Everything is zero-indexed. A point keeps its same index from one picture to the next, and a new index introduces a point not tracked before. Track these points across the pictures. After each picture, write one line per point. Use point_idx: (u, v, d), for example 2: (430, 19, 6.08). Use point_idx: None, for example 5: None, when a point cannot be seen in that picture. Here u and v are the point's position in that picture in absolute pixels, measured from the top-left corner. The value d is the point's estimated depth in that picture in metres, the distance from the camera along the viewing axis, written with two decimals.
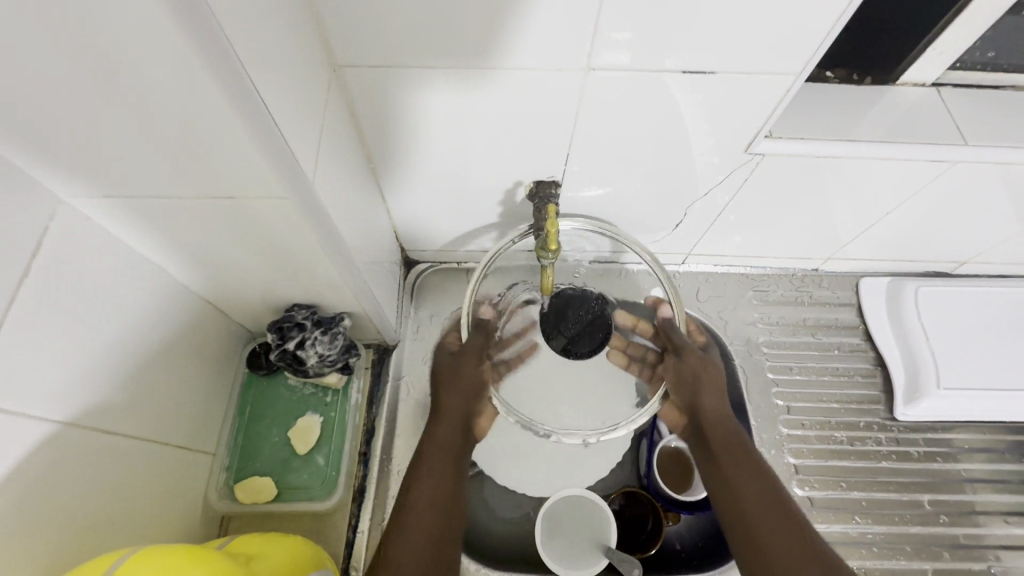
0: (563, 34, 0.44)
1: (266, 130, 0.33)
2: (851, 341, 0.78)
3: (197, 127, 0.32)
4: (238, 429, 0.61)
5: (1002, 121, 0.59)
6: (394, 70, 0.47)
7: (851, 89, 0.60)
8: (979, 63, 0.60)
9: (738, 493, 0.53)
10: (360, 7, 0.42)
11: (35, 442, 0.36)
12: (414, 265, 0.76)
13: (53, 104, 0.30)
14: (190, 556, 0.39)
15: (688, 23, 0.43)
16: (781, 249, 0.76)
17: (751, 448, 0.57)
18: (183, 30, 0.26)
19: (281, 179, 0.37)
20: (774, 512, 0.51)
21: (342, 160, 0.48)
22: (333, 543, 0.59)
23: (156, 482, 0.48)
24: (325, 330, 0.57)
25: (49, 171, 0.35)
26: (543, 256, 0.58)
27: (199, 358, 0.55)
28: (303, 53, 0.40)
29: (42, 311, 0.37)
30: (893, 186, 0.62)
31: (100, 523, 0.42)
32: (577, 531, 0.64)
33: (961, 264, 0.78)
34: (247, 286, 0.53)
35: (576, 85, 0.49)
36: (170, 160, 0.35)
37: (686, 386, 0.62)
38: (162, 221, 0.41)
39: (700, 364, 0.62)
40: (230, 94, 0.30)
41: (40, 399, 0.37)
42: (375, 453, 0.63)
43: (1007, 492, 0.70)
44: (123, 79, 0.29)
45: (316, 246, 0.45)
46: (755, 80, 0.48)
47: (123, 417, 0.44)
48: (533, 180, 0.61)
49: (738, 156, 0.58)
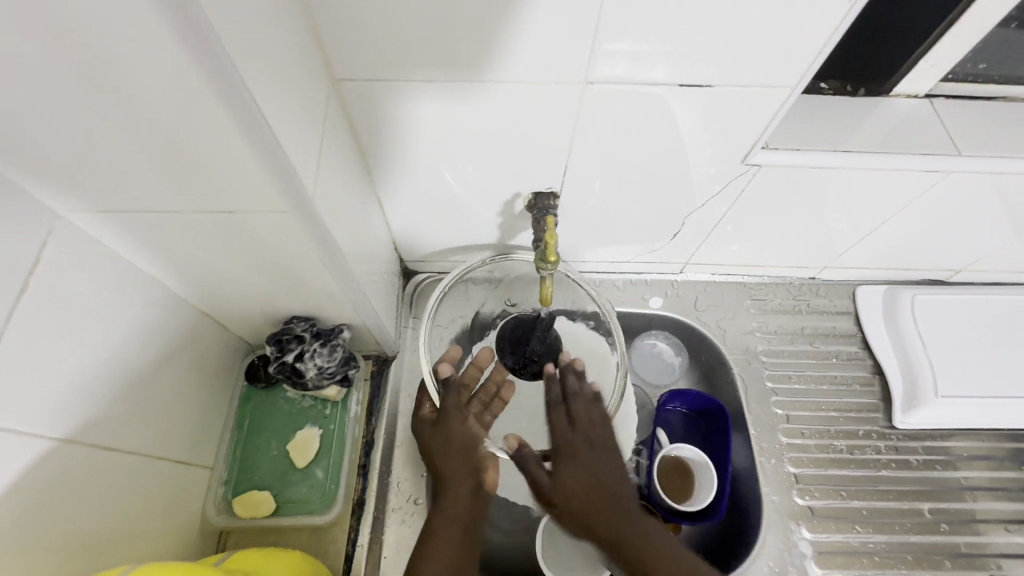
0: (562, 48, 0.44)
1: (266, 145, 0.33)
2: (849, 350, 0.78)
3: (197, 142, 0.32)
4: (236, 442, 0.60)
5: (994, 132, 0.60)
6: (393, 83, 0.47)
7: (845, 101, 0.61)
8: (970, 75, 0.61)
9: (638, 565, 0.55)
10: (359, 22, 0.42)
11: (33, 458, 0.36)
12: (413, 276, 0.76)
13: (55, 120, 0.30)
14: (189, 571, 0.39)
15: (685, 38, 0.44)
16: (778, 258, 0.76)
17: (677, 549, 0.56)
18: (184, 48, 0.27)
19: (281, 194, 0.37)
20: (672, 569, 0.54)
21: (341, 172, 0.49)
22: (332, 557, 0.58)
23: (153, 498, 0.48)
24: (325, 342, 0.57)
25: (49, 187, 0.35)
26: (542, 267, 0.58)
27: (197, 372, 0.55)
28: (304, 68, 0.40)
29: (40, 327, 0.37)
30: (888, 196, 0.63)
31: (97, 540, 0.41)
32: (578, 543, 0.63)
33: (956, 273, 0.78)
34: (246, 298, 0.52)
35: (574, 98, 0.49)
36: (170, 174, 0.35)
37: (587, 470, 0.59)
38: (161, 234, 0.41)
39: (588, 459, 0.59)
40: (231, 110, 0.30)
41: (38, 414, 0.36)
42: (374, 465, 0.62)
43: (1006, 500, 0.70)
44: (124, 95, 0.29)
45: (316, 258, 0.45)
46: (750, 92, 0.49)
47: (120, 431, 0.44)
48: (531, 191, 0.61)
49: (735, 166, 0.58)
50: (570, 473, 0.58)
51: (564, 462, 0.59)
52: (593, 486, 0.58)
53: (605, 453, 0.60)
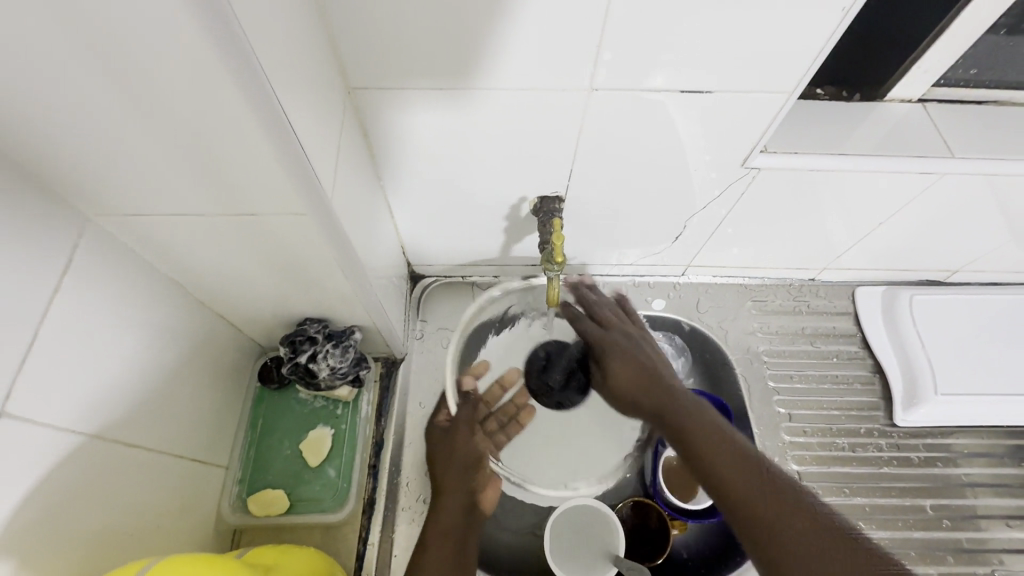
0: (567, 56, 0.46)
1: (290, 150, 0.35)
2: (850, 349, 0.79)
3: (225, 146, 0.34)
4: (250, 442, 0.61)
5: (986, 135, 0.62)
6: (404, 91, 0.49)
7: (840, 106, 0.63)
8: (961, 81, 0.63)
9: (705, 453, 0.55)
10: (374, 33, 0.44)
11: (64, 453, 0.37)
12: (420, 280, 0.77)
13: (93, 127, 0.32)
14: (211, 562, 0.40)
15: (684, 48, 0.46)
16: (778, 260, 0.78)
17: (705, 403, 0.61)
18: (219, 57, 0.28)
19: (302, 196, 0.38)
20: (738, 455, 0.54)
21: (355, 177, 0.50)
22: (344, 555, 0.59)
23: (172, 494, 0.49)
24: (337, 343, 0.58)
25: (81, 191, 0.37)
26: (549, 269, 0.59)
27: (212, 372, 0.56)
28: (322, 77, 0.42)
29: (71, 324, 0.38)
30: (885, 198, 0.64)
31: (123, 534, 0.42)
32: (586, 540, 0.64)
33: (953, 274, 0.80)
34: (261, 301, 0.54)
35: (579, 104, 0.51)
36: (197, 178, 0.37)
37: (631, 356, 0.66)
38: (183, 238, 0.43)
39: (632, 352, 0.66)
40: (259, 117, 0.32)
41: (69, 409, 0.38)
42: (384, 466, 0.64)
43: (1007, 496, 0.71)
44: (159, 102, 0.31)
45: (332, 260, 0.47)
46: (749, 97, 0.51)
47: (143, 428, 0.45)
48: (536, 196, 0.63)
49: (735, 169, 0.60)
50: (619, 363, 0.66)
51: (611, 348, 0.67)
52: (643, 374, 0.64)
53: (631, 343, 0.67)
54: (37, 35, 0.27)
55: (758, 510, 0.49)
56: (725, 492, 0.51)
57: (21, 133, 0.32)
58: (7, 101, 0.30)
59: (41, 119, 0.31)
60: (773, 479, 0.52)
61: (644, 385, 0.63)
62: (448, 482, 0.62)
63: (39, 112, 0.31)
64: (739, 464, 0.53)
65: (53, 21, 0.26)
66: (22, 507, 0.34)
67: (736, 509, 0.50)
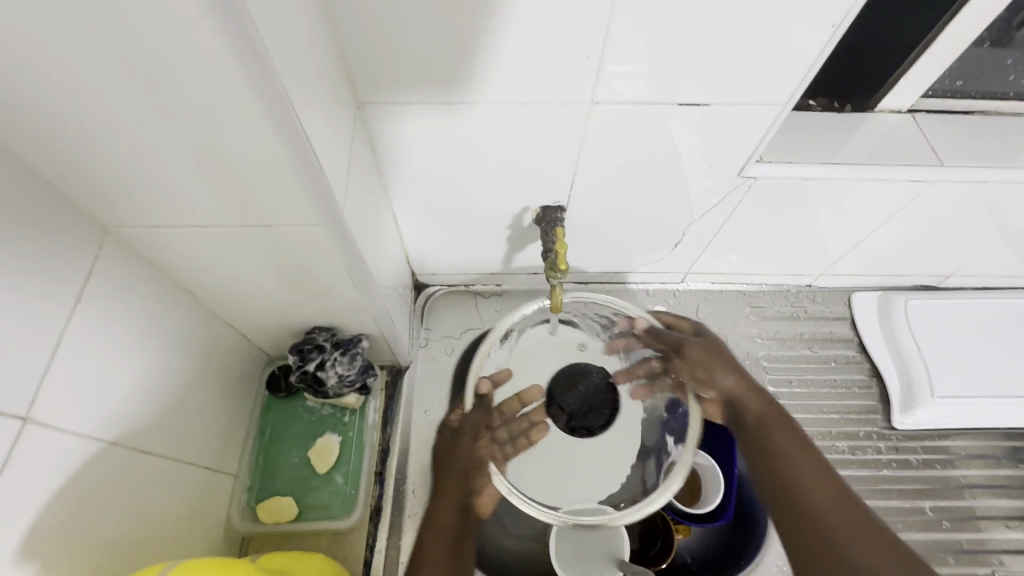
0: (570, 71, 0.48)
1: (307, 163, 0.37)
2: (847, 353, 0.81)
3: (245, 160, 0.35)
4: (258, 450, 0.62)
5: (974, 144, 0.64)
6: (412, 105, 0.51)
7: (833, 117, 0.65)
8: (949, 92, 0.66)
9: (795, 475, 0.58)
10: (385, 50, 0.45)
11: (84, 458, 0.38)
12: (424, 289, 0.79)
13: (118, 142, 0.33)
14: (224, 566, 0.40)
15: (681, 63, 0.48)
16: (775, 266, 0.79)
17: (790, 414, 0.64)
18: (243, 75, 0.30)
19: (316, 207, 0.40)
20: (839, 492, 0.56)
21: (364, 188, 0.52)
22: (351, 562, 0.60)
23: (185, 502, 0.50)
24: (344, 351, 0.59)
25: (102, 204, 0.38)
26: (552, 277, 0.61)
27: (222, 381, 0.57)
28: (335, 93, 0.43)
29: (90, 333, 0.39)
30: (878, 205, 0.66)
31: (137, 540, 0.43)
32: (591, 544, 0.65)
33: (947, 279, 0.82)
34: (271, 310, 0.55)
35: (582, 116, 0.53)
36: (215, 190, 0.38)
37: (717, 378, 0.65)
38: (199, 249, 0.44)
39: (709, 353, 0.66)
40: (279, 131, 0.34)
41: (89, 415, 0.39)
42: (391, 473, 0.64)
43: (1004, 496, 0.72)
44: (183, 118, 0.32)
45: (342, 269, 0.48)
46: (745, 109, 0.53)
47: (157, 435, 0.46)
48: (539, 205, 0.64)
49: (732, 178, 0.62)
50: (701, 356, 0.66)
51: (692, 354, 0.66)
52: (762, 403, 0.64)
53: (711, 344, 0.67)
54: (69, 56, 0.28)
55: (820, 514, 0.54)
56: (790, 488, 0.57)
57: (48, 147, 0.34)
58: (38, 118, 0.31)
59: (68, 134, 0.33)
60: (845, 488, 0.56)
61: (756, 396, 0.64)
62: (444, 482, 0.62)
63: (67, 127, 0.32)
64: (819, 478, 0.57)
65: (86, 41, 0.27)
66: (46, 511, 0.34)
67: (801, 523, 0.54)
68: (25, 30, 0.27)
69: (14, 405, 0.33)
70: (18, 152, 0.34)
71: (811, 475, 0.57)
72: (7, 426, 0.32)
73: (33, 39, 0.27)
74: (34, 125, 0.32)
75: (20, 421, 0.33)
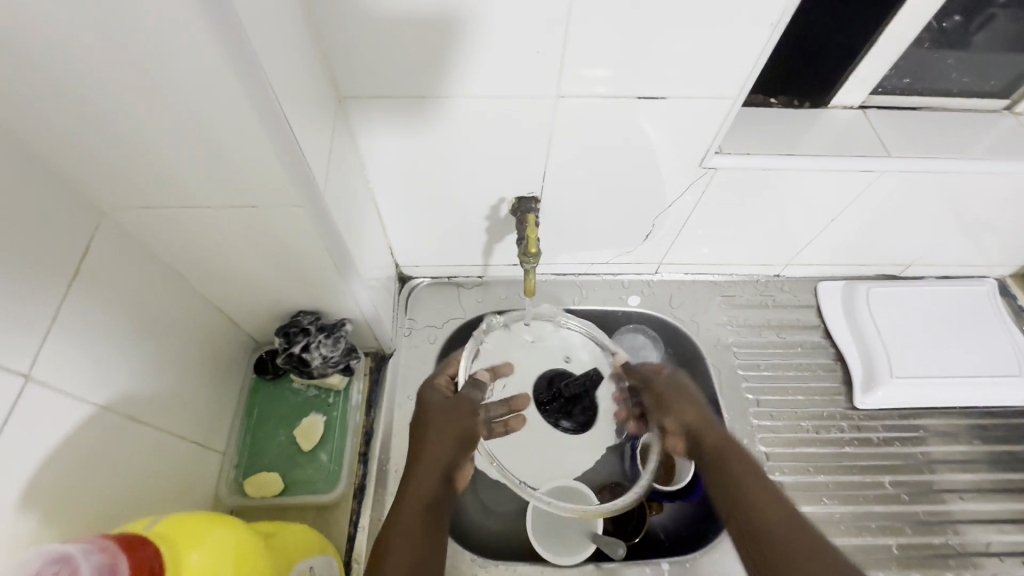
0: (534, 66, 0.52)
1: (288, 146, 0.40)
2: (812, 339, 0.84)
3: (230, 142, 0.38)
4: (246, 429, 0.65)
5: (920, 136, 0.68)
6: (391, 99, 0.54)
7: (790, 113, 0.69)
8: (897, 89, 0.70)
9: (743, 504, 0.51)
10: (362, 48, 0.49)
11: (79, 421, 0.41)
12: (409, 280, 0.82)
13: (113, 126, 0.37)
14: (213, 519, 0.40)
15: (636, 59, 0.52)
16: (744, 257, 0.83)
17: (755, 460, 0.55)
18: (230, 65, 0.33)
19: (297, 189, 0.43)
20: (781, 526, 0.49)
21: (345, 177, 0.55)
22: (335, 536, 0.62)
23: (174, 473, 0.52)
24: (328, 334, 0.62)
25: (98, 186, 0.41)
26: (526, 261, 0.64)
27: (210, 363, 0.60)
28: (316, 87, 0.47)
29: (86, 306, 0.42)
30: (833, 194, 0.70)
31: (129, 503, 0.46)
32: (568, 520, 0.68)
33: (907, 267, 0.86)
34: (258, 293, 0.58)
35: (549, 109, 0.56)
36: (203, 173, 0.41)
37: (683, 408, 0.60)
38: (188, 231, 0.47)
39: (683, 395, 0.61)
40: (262, 115, 0.37)
41: (83, 382, 0.41)
42: (373, 453, 0.67)
43: (961, 471, 0.76)
44: (173, 104, 0.35)
45: (324, 252, 0.51)
46: (700, 102, 0.57)
47: (147, 407, 0.49)
48: (515, 196, 0.68)
49: (694, 170, 0.66)
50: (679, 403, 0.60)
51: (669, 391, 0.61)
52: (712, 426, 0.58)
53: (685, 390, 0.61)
54: (73, 47, 0.31)
55: (769, 527, 0.49)
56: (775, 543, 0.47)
57: (49, 131, 0.37)
58: (43, 103, 0.35)
59: (68, 119, 0.36)
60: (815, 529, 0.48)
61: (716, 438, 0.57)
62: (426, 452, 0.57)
63: (67, 113, 0.35)
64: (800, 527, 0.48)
65: (88, 33, 0.31)
66: (43, 467, 0.37)
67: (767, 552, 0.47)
68: (34, 23, 0.30)
69: (18, 364, 0.36)
70: (22, 136, 0.37)
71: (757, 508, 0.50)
72: (10, 382, 0.35)
73: (40, 31, 0.30)
74: (38, 111, 0.35)
75: (22, 379, 0.36)
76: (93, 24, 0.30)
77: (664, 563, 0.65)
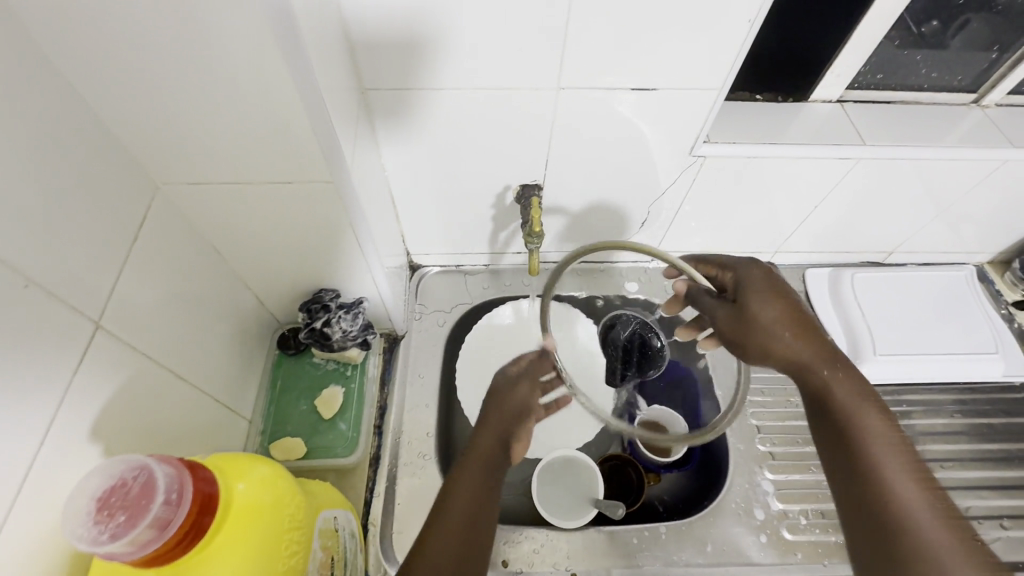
0: (538, 63, 0.58)
1: (322, 124, 0.45)
2: (801, 321, 0.89)
3: (274, 119, 0.44)
4: (271, 399, 0.69)
5: (894, 127, 0.74)
6: (409, 91, 0.60)
7: (773, 107, 0.75)
8: (872, 84, 0.76)
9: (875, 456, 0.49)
10: (385, 44, 0.55)
11: (135, 371, 0.46)
12: (419, 268, 0.87)
13: (174, 107, 0.42)
14: (254, 458, 0.44)
15: (631, 53, 0.57)
16: (735, 244, 0.89)
17: (866, 380, 0.55)
18: (281, 50, 0.39)
19: (329, 166, 0.48)
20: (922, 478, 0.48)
21: (367, 162, 0.61)
22: (352, 501, 0.67)
23: (209, 433, 0.57)
24: (347, 310, 0.67)
25: (154, 161, 0.47)
26: (530, 242, 0.70)
27: (240, 335, 0.65)
28: (346, 77, 0.53)
29: (143, 270, 0.47)
30: (815, 182, 0.75)
31: (174, 452, 0.50)
32: (570, 488, 0.72)
33: (890, 254, 0.92)
34: (285, 270, 0.63)
35: (553, 100, 0.62)
36: (247, 150, 0.46)
37: (775, 333, 0.57)
38: (230, 206, 0.52)
39: (795, 318, 0.57)
40: (303, 96, 0.42)
41: (138, 337, 0.46)
42: (388, 426, 0.72)
43: (942, 442, 0.80)
44: (228, 85, 0.41)
45: (348, 228, 0.56)
46: (689, 92, 0.62)
47: (187, 369, 0.53)
48: (519, 183, 0.73)
49: (685, 158, 0.71)
50: (775, 330, 0.57)
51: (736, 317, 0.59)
52: (815, 346, 0.56)
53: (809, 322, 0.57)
54: (150, 35, 0.37)
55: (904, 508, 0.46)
56: (874, 473, 0.48)
57: (117, 111, 0.42)
58: (116, 85, 0.40)
59: (136, 99, 0.41)
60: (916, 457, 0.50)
61: (847, 380, 0.54)
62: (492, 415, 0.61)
63: (137, 94, 0.41)
64: (898, 454, 0.49)
65: (167, 24, 0.36)
66: (106, 408, 0.42)
67: (867, 488, 0.48)
68: (121, 15, 0.35)
69: (91, 312, 0.41)
70: (97, 115, 0.42)
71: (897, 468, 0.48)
72: (84, 328, 0.40)
73: (125, 21, 0.36)
74: (114, 92, 0.41)
75: (93, 326, 0.41)
76: (170, 15, 0.36)
77: (661, 526, 0.70)
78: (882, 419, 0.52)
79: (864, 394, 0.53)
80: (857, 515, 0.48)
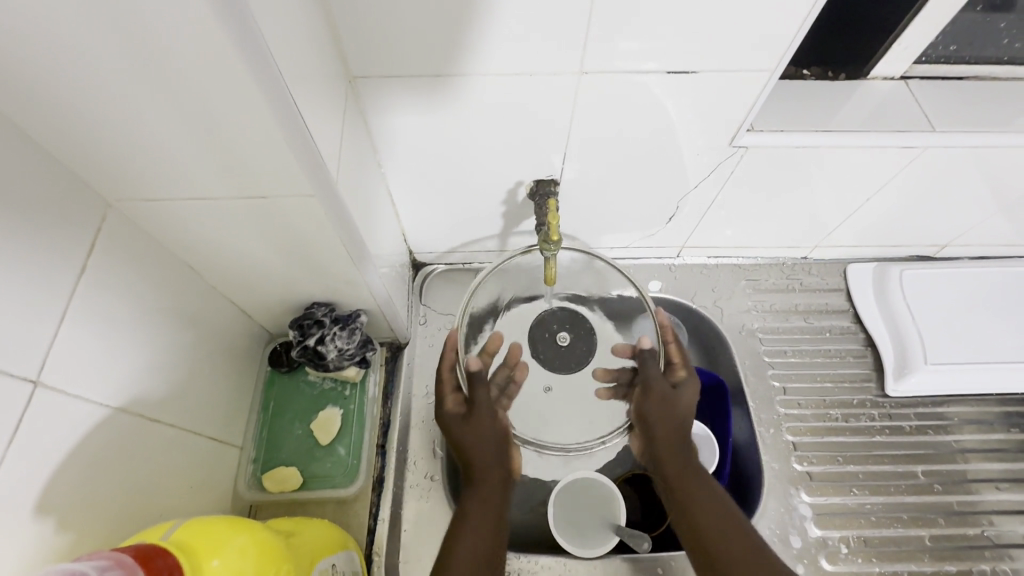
0: (557, 46, 0.49)
1: (297, 130, 0.37)
2: (842, 324, 0.82)
3: (237, 130, 0.36)
4: (263, 422, 0.65)
5: (970, 108, 0.63)
6: (405, 79, 0.51)
7: (826, 86, 0.65)
8: (942, 57, 0.65)
9: (710, 555, 0.56)
10: (374, 21, 0.46)
11: (88, 425, 0.40)
12: (423, 267, 0.80)
13: (111, 117, 0.34)
14: (236, 525, 0.41)
15: (668, 30, 0.48)
16: (771, 239, 0.80)
17: (694, 461, 0.63)
18: (240, 58, 0.31)
19: (309, 179, 0.40)
20: (730, 523, 0.58)
21: (359, 164, 0.53)
22: (355, 530, 0.63)
23: (186, 470, 0.52)
24: (343, 326, 0.61)
25: (100, 176, 0.40)
26: (545, 249, 0.62)
27: (224, 356, 0.59)
28: (326, 69, 0.44)
29: (94, 304, 0.41)
30: (872, 174, 0.66)
31: (141, 503, 0.45)
32: (588, 512, 0.66)
33: (943, 248, 0.82)
34: (273, 286, 0.56)
35: (573, 86, 0.53)
36: (211, 165, 0.39)
37: (675, 425, 0.63)
38: (197, 223, 0.45)
39: (660, 403, 0.63)
40: (273, 102, 0.34)
41: (92, 383, 0.41)
42: (391, 446, 0.67)
43: (995, 461, 0.75)
44: (174, 92, 0.33)
45: (339, 244, 0.49)
46: (733, 76, 0.53)
47: (158, 407, 0.48)
48: (533, 179, 0.65)
49: (723, 149, 0.62)
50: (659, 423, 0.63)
51: (648, 399, 0.64)
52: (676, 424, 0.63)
53: (666, 394, 0.63)
54: (74, 43, 0.29)
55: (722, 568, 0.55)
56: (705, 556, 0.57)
57: (45, 123, 0.35)
58: (31, 91, 0.32)
59: (64, 108, 0.34)
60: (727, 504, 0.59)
61: (682, 467, 0.63)
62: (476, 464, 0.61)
63: (65, 104, 0.33)
64: (718, 516, 0.58)
65: (92, 26, 0.29)
66: (56, 474, 0.37)
67: (707, 553, 0.57)
68: (31, 17, 0.28)
69: (25, 369, 0.35)
70: (22, 127, 0.35)
71: (732, 546, 0.56)
72: (19, 388, 0.35)
73: (40, 29, 0.29)
74: (40, 105, 0.33)
75: (31, 384, 0.35)
76: (94, 15, 0.28)
77: (689, 556, 0.65)
78: (731, 527, 0.57)
79: (693, 466, 0.63)
80: (699, 563, 0.57)
